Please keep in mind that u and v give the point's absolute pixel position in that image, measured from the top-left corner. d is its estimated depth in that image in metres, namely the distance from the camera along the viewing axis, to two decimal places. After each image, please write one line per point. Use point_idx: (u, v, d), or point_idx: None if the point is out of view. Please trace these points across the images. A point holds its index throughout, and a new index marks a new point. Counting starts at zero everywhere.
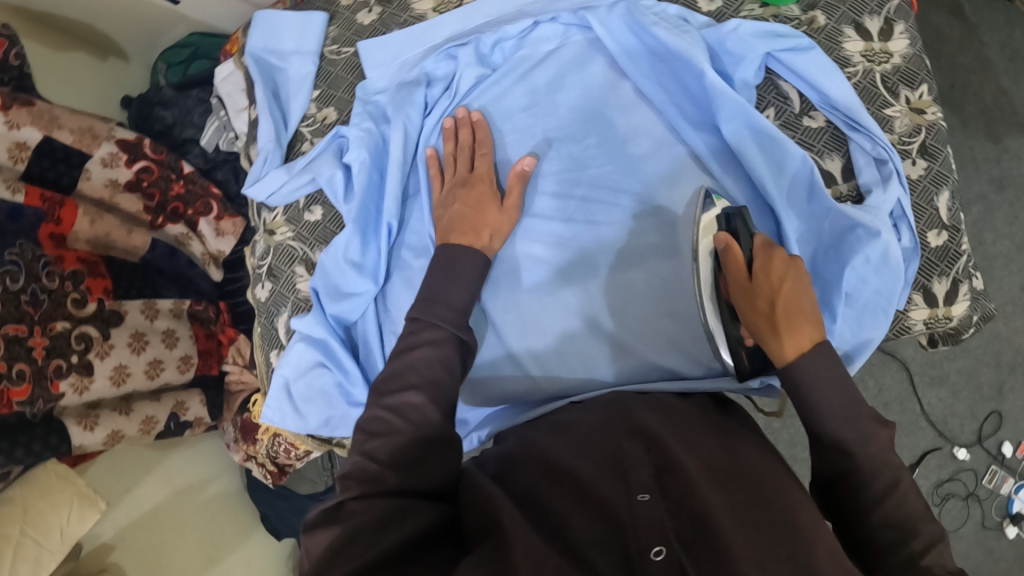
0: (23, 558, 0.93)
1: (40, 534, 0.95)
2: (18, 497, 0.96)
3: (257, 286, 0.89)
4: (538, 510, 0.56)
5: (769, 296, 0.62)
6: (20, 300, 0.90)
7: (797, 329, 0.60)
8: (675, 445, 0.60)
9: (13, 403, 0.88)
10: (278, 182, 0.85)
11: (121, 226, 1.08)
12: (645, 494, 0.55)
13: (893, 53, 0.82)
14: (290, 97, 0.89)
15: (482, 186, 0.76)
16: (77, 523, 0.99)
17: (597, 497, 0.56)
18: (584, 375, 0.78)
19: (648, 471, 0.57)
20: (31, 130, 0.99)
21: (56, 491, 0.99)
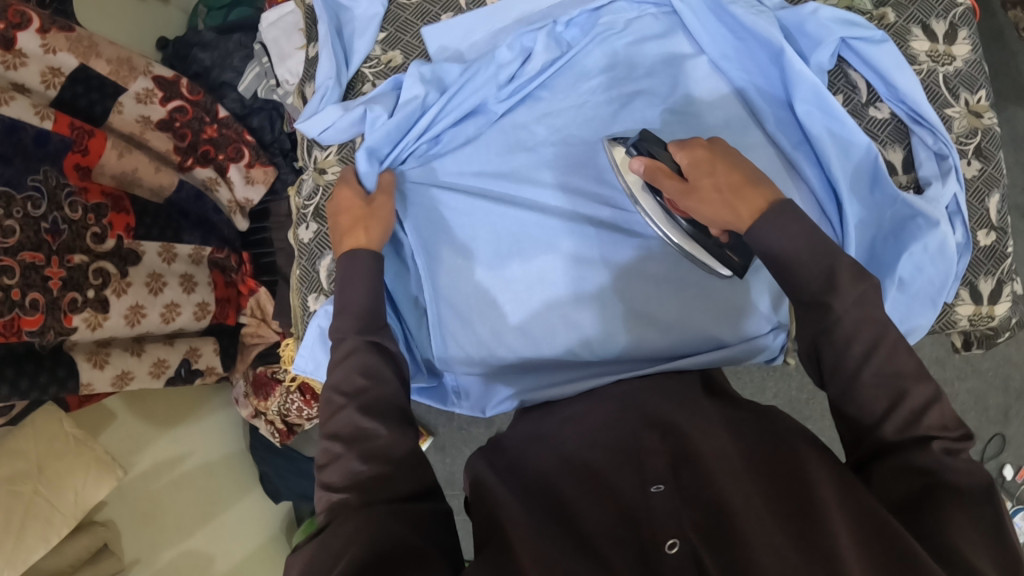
0: (33, 516, 0.83)
1: (53, 495, 0.86)
2: (31, 450, 0.87)
3: (302, 227, 0.87)
4: (551, 502, 0.57)
5: (712, 185, 0.63)
6: (40, 227, 0.86)
7: (743, 197, 0.60)
8: (693, 434, 0.58)
9: (23, 333, 0.83)
10: (334, 119, 0.83)
11: (149, 163, 1.05)
12: (659, 486, 0.54)
13: (956, 56, 0.84)
14: (354, 36, 0.87)
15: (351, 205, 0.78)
16: (91, 490, 0.90)
17: (610, 493, 0.55)
18: (639, 338, 0.78)
19: (664, 461, 0.55)
20: (68, 56, 0.94)
21: (73, 453, 0.90)
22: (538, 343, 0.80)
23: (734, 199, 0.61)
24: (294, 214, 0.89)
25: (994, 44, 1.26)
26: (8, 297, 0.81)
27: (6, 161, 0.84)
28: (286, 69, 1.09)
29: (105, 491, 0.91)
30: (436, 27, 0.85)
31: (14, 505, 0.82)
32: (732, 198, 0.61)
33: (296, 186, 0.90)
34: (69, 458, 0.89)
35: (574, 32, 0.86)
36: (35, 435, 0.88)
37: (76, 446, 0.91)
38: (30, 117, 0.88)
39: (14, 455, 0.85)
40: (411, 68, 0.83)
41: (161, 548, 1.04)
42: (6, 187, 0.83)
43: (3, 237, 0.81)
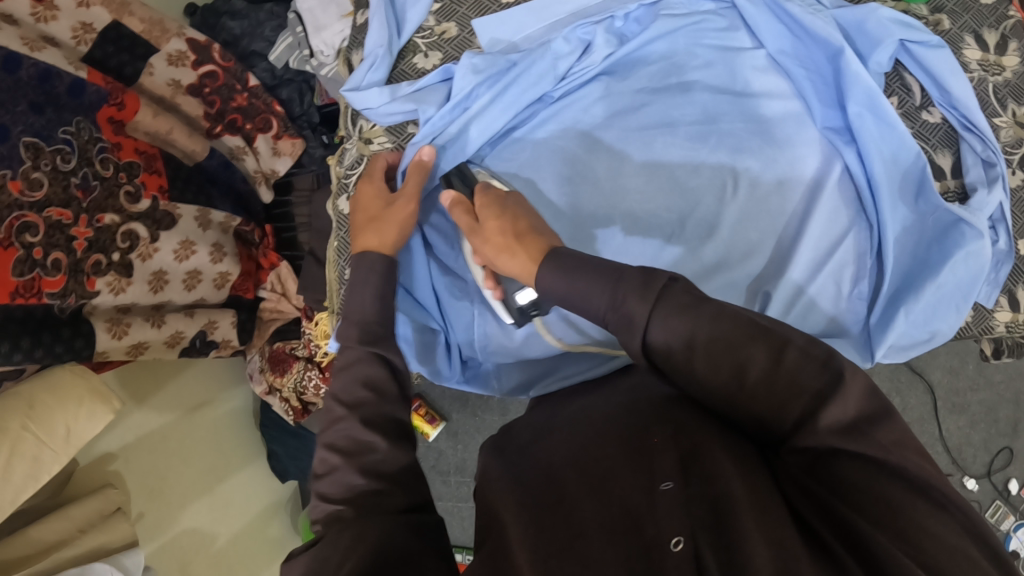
0: (20, 455, 0.78)
1: (42, 429, 0.81)
2: (24, 390, 0.82)
3: (342, 197, 0.85)
4: (552, 504, 0.52)
5: (498, 231, 0.65)
6: (70, 182, 0.83)
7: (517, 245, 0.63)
8: (704, 425, 0.51)
9: (43, 294, 0.80)
10: (379, 101, 0.80)
11: (184, 126, 1.01)
12: (668, 483, 0.47)
13: (1006, 67, 0.85)
14: (407, 5, 0.84)
15: (404, 204, 0.73)
16: (86, 424, 0.84)
17: (617, 498, 0.49)
18: None
19: (674, 457, 0.49)
20: (100, 11, 0.91)
21: (67, 386, 0.85)
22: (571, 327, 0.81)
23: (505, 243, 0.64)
24: (335, 184, 0.87)
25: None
26: (30, 256, 0.78)
27: (38, 108, 0.81)
28: (321, 41, 1.06)
29: (100, 426, 0.86)
30: (488, 19, 0.82)
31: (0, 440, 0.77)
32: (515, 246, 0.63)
33: (337, 155, 0.88)
34: (61, 391, 0.84)
35: (632, 26, 0.83)
36: (35, 379, 0.84)
37: (71, 380, 0.85)
38: (63, 65, 0.85)
39: (9, 395, 0.81)
40: (462, 58, 0.79)
41: (165, 520, 1.01)
42: (35, 138, 0.79)
43: (30, 190, 0.78)
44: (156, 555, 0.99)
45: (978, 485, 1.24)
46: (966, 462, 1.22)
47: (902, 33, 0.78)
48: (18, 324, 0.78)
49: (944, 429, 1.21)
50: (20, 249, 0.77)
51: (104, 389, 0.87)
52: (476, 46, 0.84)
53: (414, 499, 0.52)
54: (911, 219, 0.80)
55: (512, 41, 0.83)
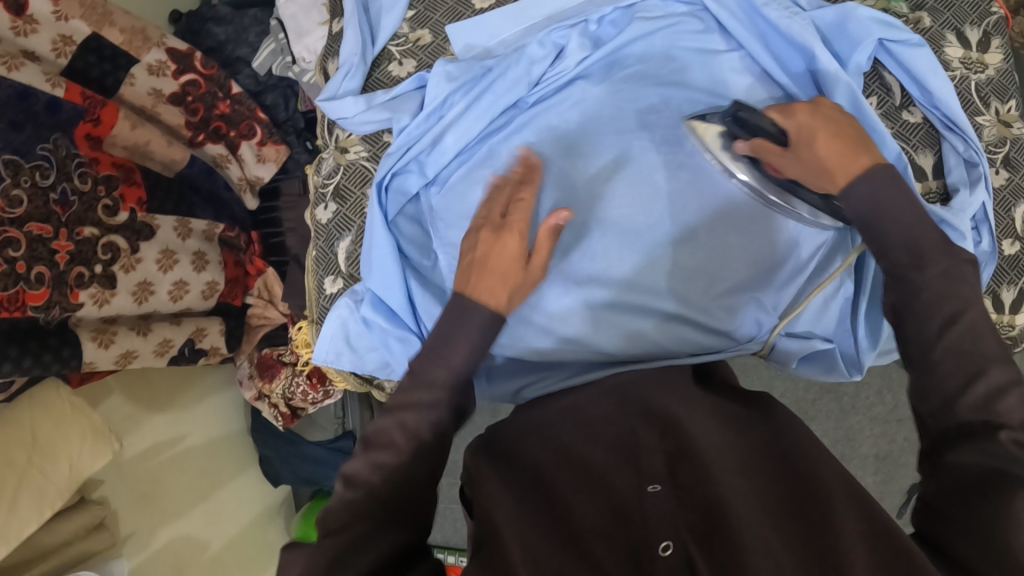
0: (27, 488, 0.80)
1: (48, 464, 0.84)
2: (25, 419, 0.84)
3: (320, 207, 0.85)
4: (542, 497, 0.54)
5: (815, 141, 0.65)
6: (48, 198, 0.84)
7: (859, 162, 0.62)
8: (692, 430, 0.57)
9: (28, 307, 0.81)
10: (353, 110, 0.80)
11: (162, 136, 1.03)
12: (656, 486, 0.52)
13: (989, 64, 0.84)
14: (381, 12, 0.84)
15: (510, 238, 0.67)
16: (88, 460, 0.87)
17: (607, 488, 0.53)
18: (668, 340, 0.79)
19: (661, 458, 0.54)
20: (81, 24, 0.91)
21: (68, 420, 0.87)
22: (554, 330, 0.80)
23: (834, 164, 0.63)
24: (313, 193, 0.87)
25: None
26: (13, 270, 0.79)
27: (18, 126, 0.83)
28: (303, 47, 1.06)
29: (101, 463, 0.88)
30: (462, 24, 0.82)
31: (7, 473, 0.79)
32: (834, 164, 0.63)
33: (314, 165, 0.88)
34: (65, 426, 0.86)
35: (607, 29, 0.83)
36: (32, 405, 0.86)
37: (71, 413, 0.88)
38: (40, 83, 0.87)
39: (9, 424, 0.83)
40: (435, 67, 0.79)
41: (154, 529, 1.02)
42: (13, 155, 0.80)
43: (10, 207, 0.79)
44: (145, 566, 0.99)
45: None
46: None
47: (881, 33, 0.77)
48: (6, 335, 0.80)
49: None
50: (4, 263, 0.78)
51: (105, 427, 0.89)
52: (451, 52, 0.83)
53: (376, 514, 0.53)
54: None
55: (487, 47, 0.82)
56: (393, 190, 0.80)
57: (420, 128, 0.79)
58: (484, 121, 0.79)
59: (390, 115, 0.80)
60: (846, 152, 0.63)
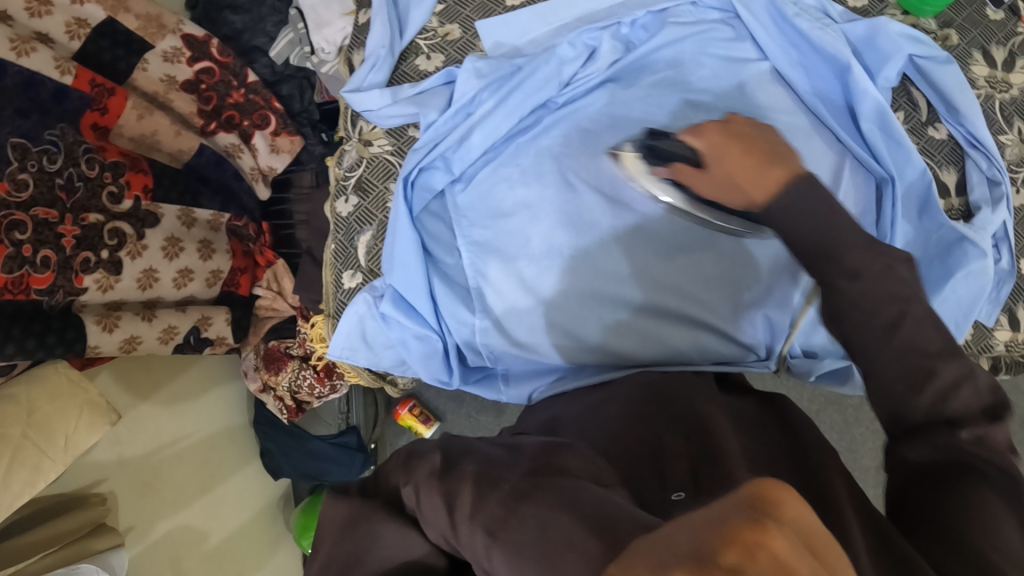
0: (19, 463, 0.78)
1: (42, 440, 0.81)
2: (22, 396, 0.83)
3: (340, 200, 0.84)
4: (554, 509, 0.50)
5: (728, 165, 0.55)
6: (54, 182, 0.83)
7: (760, 175, 0.52)
8: (722, 437, 0.51)
9: (32, 291, 0.80)
10: (378, 103, 0.80)
11: (170, 126, 1.03)
12: (679, 493, 0.45)
13: (1013, 84, 0.85)
14: (410, 5, 0.83)
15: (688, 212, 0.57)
16: (84, 435, 0.85)
17: None
18: (690, 346, 0.76)
19: (685, 466, 0.48)
20: (95, 7, 0.94)
21: (67, 395, 0.86)
22: (571, 334, 0.77)
23: (742, 181, 0.52)
24: (333, 185, 0.85)
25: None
26: (19, 253, 0.78)
27: (23, 114, 0.83)
28: (322, 38, 1.04)
29: (97, 437, 0.86)
30: (492, 21, 0.81)
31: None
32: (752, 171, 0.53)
33: (335, 157, 0.87)
34: (61, 401, 0.85)
35: (639, 33, 0.82)
36: (31, 383, 0.85)
37: (70, 388, 0.86)
38: (49, 70, 0.87)
39: (6, 401, 0.82)
40: (465, 62, 0.78)
41: (155, 519, 1.00)
42: (21, 140, 0.80)
43: (15, 190, 0.78)
44: (143, 557, 0.98)
45: None
46: None
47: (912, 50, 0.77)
48: (8, 317, 0.79)
49: None
50: (9, 247, 0.77)
51: (101, 400, 0.88)
52: (480, 48, 0.82)
53: None
54: (915, 235, 0.79)
55: (516, 45, 0.81)
56: (419, 186, 0.80)
57: (444, 125, 0.79)
58: (509, 120, 0.78)
59: (417, 110, 0.79)
60: (753, 166, 0.52)
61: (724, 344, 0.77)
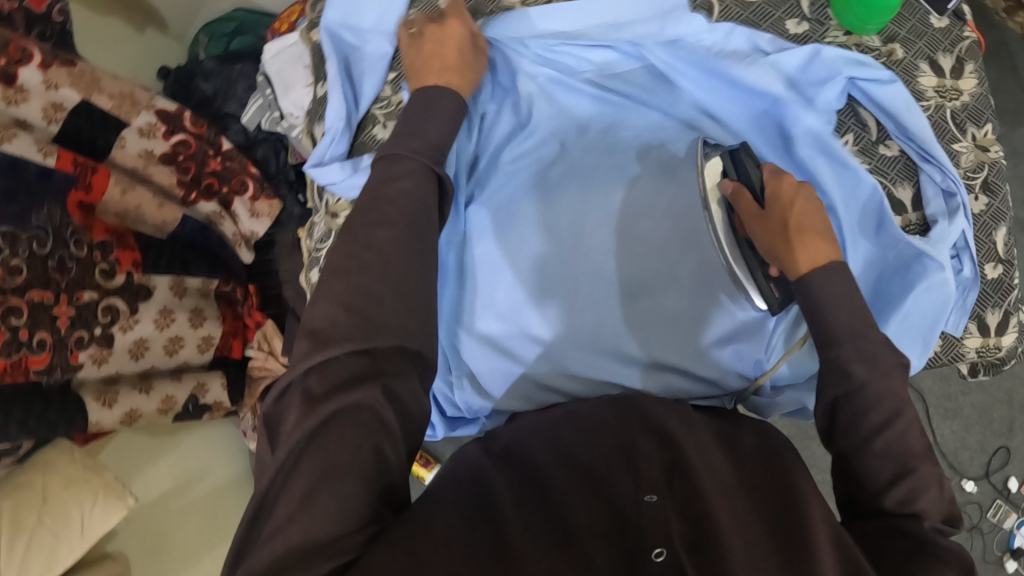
0: (36, 548, 0.85)
1: (58, 525, 0.88)
2: (37, 482, 0.89)
3: (314, 270, 0.86)
4: (538, 493, 0.56)
5: (781, 219, 0.69)
6: (47, 265, 0.87)
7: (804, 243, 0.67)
8: (688, 449, 0.58)
9: (30, 372, 0.84)
10: (340, 175, 0.83)
11: (153, 199, 1.04)
12: (652, 496, 0.54)
13: (963, 91, 0.85)
14: (363, 76, 0.87)
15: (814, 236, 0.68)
16: (99, 518, 0.91)
17: (607, 492, 0.55)
18: (660, 381, 0.78)
19: (659, 471, 0.56)
20: (70, 91, 0.95)
21: (81, 480, 0.92)
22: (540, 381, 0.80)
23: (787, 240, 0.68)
24: (306, 257, 0.89)
25: (998, 55, 1.31)
26: (15, 337, 0.82)
27: (10, 196, 0.85)
28: (290, 102, 1.07)
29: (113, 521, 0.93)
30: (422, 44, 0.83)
31: (19, 542, 0.84)
32: (793, 238, 0.68)
33: (307, 229, 0.90)
34: (74, 486, 0.90)
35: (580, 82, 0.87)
36: (43, 468, 0.90)
37: (81, 474, 0.92)
38: (31, 154, 0.88)
39: (22, 487, 0.87)
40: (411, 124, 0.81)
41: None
42: (10, 227, 0.84)
43: (9, 276, 0.82)
44: None
45: (979, 486, 1.35)
46: (964, 463, 1.34)
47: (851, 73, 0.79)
48: (8, 398, 0.83)
49: (938, 435, 1.34)
50: (6, 332, 0.81)
51: (116, 483, 0.95)
52: None
53: None
54: (873, 252, 0.80)
55: None
56: None
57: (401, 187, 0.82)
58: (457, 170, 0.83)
59: (378, 178, 0.83)
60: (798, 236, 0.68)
61: (693, 382, 0.78)
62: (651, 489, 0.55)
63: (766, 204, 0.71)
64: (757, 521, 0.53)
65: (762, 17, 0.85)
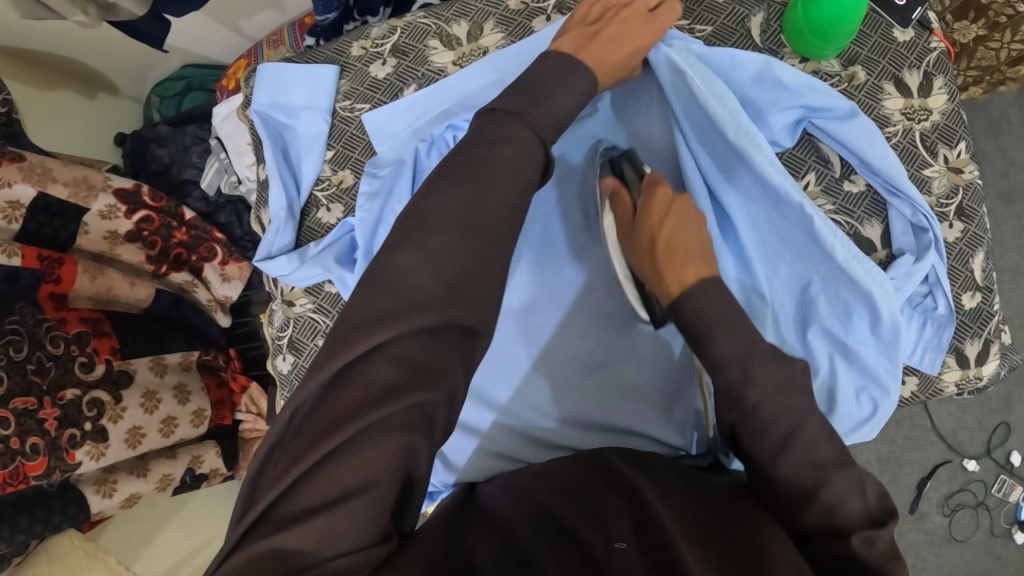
0: None
1: None
2: (44, 572, 0.94)
3: (279, 358, 0.87)
4: (515, 550, 0.52)
5: (652, 235, 0.67)
6: (26, 370, 0.86)
7: (679, 263, 0.64)
8: (657, 499, 0.55)
9: (29, 478, 0.86)
10: (289, 268, 0.81)
11: (124, 279, 1.05)
12: (622, 543, 0.50)
13: (933, 109, 0.80)
14: (301, 157, 0.85)
15: (686, 253, 0.64)
16: None
17: (575, 544, 0.52)
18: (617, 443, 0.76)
19: (627, 522, 0.52)
20: (24, 187, 0.93)
21: (84, 567, 0.97)
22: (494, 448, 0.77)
23: (666, 265, 0.64)
24: (271, 343, 0.89)
25: None
26: (9, 447, 0.83)
27: None
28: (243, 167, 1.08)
29: None
30: (375, 113, 0.81)
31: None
32: (662, 257, 0.65)
33: (268, 314, 0.89)
34: (78, 574, 0.96)
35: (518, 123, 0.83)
36: (49, 559, 0.95)
37: (86, 560, 0.98)
38: None
39: None
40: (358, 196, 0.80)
41: None
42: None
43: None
44: None
45: (981, 463, 1.28)
46: (963, 443, 1.27)
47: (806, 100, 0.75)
48: (14, 506, 0.88)
49: (934, 419, 1.26)
50: None
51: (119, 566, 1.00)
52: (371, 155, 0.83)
53: None
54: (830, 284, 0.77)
55: (396, 138, 0.82)
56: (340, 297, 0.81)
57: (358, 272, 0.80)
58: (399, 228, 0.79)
59: (323, 269, 0.80)
60: (677, 258, 0.64)
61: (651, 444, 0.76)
62: (620, 538, 0.51)
63: (639, 210, 0.70)
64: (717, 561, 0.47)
65: None
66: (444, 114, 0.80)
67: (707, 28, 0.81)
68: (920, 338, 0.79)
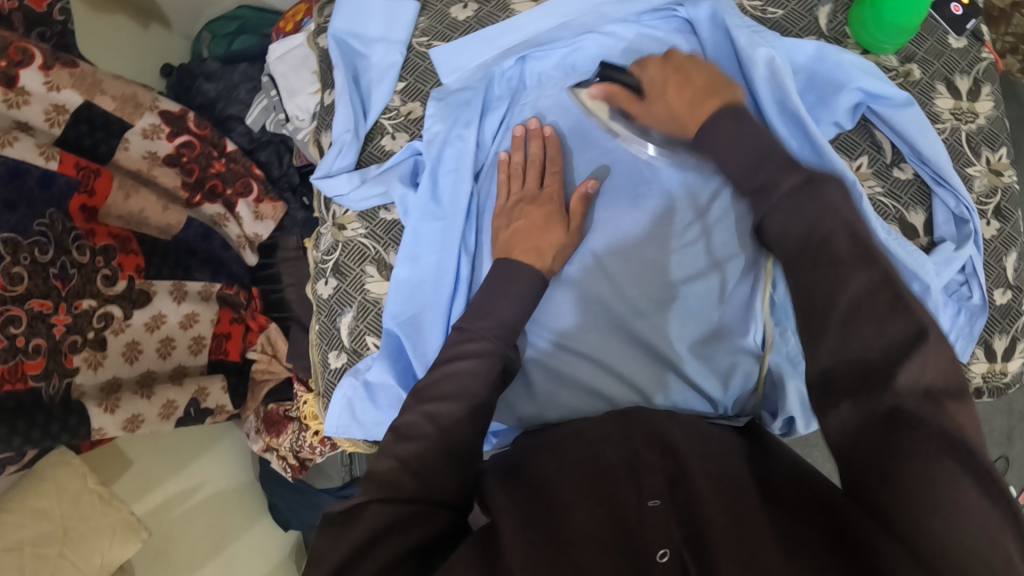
0: None
1: (79, 558, 0.88)
2: (55, 512, 0.87)
3: (320, 282, 0.87)
4: (543, 504, 0.56)
5: (668, 102, 0.70)
6: (48, 274, 0.84)
7: (703, 105, 0.65)
8: (696, 450, 0.57)
9: (27, 377, 0.81)
10: (346, 188, 0.82)
11: (156, 202, 1.04)
12: (655, 500, 0.53)
13: (979, 113, 0.84)
14: (371, 85, 0.86)
15: (715, 95, 0.65)
16: (118, 551, 0.91)
17: (609, 499, 0.54)
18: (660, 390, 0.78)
19: (662, 476, 0.55)
20: (72, 93, 0.91)
21: (99, 513, 0.91)
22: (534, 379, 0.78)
23: (689, 112, 0.66)
24: (313, 268, 0.89)
25: None
26: (14, 344, 0.79)
27: (11, 206, 0.82)
28: (295, 106, 1.06)
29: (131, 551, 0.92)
30: (445, 48, 0.84)
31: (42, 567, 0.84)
32: (694, 98, 0.67)
33: (314, 239, 0.90)
34: (94, 520, 0.90)
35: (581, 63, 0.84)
36: (60, 496, 0.89)
37: (100, 508, 0.91)
38: (34, 158, 0.85)
39: (42, 519, 0.86)
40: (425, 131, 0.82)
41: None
42: (10, 233, 0.80)
43: (9, 285, 0.79)
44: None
45: None
46: None
47: (863, 81, 0.78)
48: (13, 410, 0.79)
49: None
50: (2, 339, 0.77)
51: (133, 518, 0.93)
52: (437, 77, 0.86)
53: None
54: None
55: (464, 71, 0.84)
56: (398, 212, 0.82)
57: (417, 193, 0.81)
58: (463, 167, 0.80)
59: (385, 188, 0.82)
60: (697, 99, 0.66)
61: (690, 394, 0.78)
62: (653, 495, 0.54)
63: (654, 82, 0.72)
64: (768, 535, 0.49)
65: (780, 32, 0.85)
66: (513, 50, 0.84)
67: (779, 11, 0.85)
68: (954, 326, 0.82)
